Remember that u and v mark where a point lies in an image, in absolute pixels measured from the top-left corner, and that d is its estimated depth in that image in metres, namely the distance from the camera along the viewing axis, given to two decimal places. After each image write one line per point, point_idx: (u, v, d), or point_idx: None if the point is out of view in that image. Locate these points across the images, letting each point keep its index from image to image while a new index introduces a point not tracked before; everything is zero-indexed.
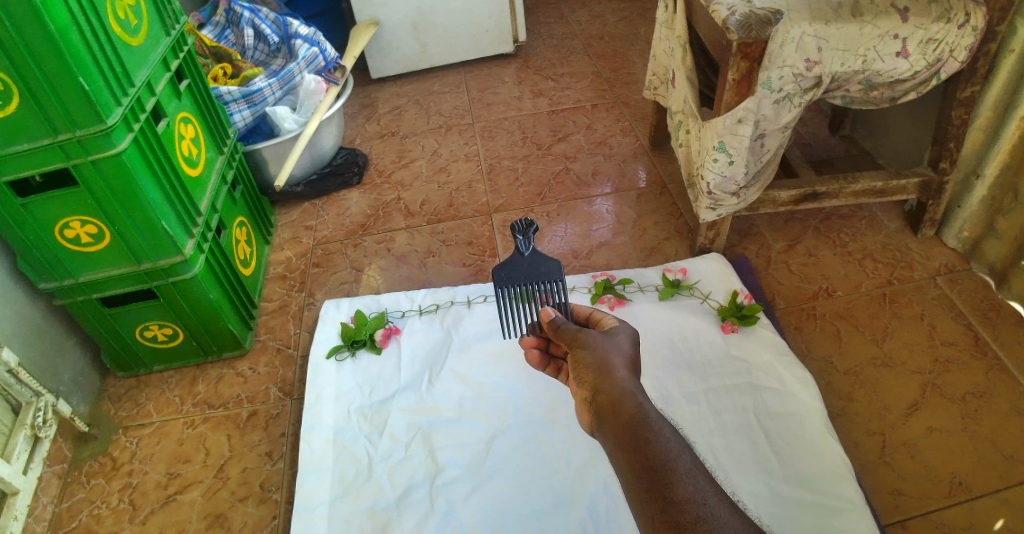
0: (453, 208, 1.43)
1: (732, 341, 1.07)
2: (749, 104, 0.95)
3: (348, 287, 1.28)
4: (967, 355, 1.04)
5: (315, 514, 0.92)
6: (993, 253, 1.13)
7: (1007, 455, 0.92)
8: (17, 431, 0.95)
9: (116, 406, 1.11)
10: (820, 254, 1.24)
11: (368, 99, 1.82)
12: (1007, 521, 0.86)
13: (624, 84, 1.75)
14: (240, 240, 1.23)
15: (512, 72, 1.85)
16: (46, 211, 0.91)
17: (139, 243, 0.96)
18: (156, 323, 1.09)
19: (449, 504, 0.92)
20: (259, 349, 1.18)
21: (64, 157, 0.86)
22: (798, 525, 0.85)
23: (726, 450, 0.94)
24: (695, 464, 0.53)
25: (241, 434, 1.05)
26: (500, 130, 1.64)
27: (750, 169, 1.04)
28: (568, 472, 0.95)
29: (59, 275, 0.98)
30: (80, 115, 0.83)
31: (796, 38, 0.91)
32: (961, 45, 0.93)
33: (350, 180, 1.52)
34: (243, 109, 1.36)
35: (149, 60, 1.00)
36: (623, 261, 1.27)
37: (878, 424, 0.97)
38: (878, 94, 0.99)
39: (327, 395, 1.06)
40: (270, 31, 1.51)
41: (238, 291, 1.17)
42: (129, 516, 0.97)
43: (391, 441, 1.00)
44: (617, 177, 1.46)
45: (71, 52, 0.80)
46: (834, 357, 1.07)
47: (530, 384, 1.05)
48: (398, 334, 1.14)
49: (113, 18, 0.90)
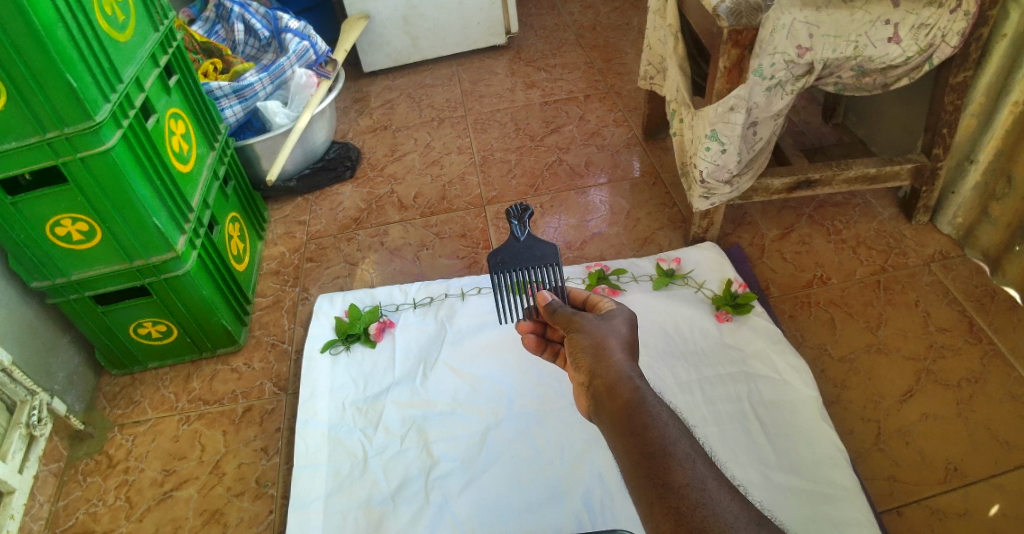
0: (446, 201, 1.42)
1: (726, 330, 1.07)
2: (741, 92, 0.94)
3: (342, 282, 1.28)
4: (961, 341, 1.04)
5: (311, 510, 0.92)
6: (987, 238, 1.13)
7: (1002, 441, 0.92)
8: (12, 430, 0.95)
9: (110, 404, 1.11)
10: (813, 243, 1.24)
11: (359, 93, 1.81)
12: (1004, 508, 0.86)
13: (616, 74, 1.75)
14: (232, 236, 1.23)
15: (504, 64, 1.85)
16: (35, 210, 0.90)
17: (130, 240, 0.96)
18: (149, 321, 1.08)
19: (444, 498, 0.92)
20: (253, 344, 1.18)
21: (53, 155, 0.85)
22: (793, 514, 0.85)
23: (721, 439, 0.94)
24: (693, 447, 0.53)
25: (236, 430, 1.05)
26: (493, 122, 1.64)
27: (743, 157, 1.04)
28: (562, 464, 0.95)
29: (50, 274, 0.98)
30: (66, 111, 0.82)
31: (787, 24, 0.90)
32: (954, 30, 0.91)
33: (342, 175, 1.52)
34: (234, 104, 1.36)
35: (138, 56, 0.99)
36: (617, 252, 1.27)
37: (872, 411, 0.97)
38: (870, 80, 0.98)
39: (322, 390, 1.06)
40: (260, 26, 1.50)
41: (232, 287, 1.17)
42: (125, 514, 0.97)
43: (386, 436, 1.00)
44: (610, 167, 1.46)
45: (59, 50, 0.79)
46: (828, 345, 1.07)
47: (524, 376, 1.05)
48: (392, 326, 1.14)
49: (100, 14, 0.90)
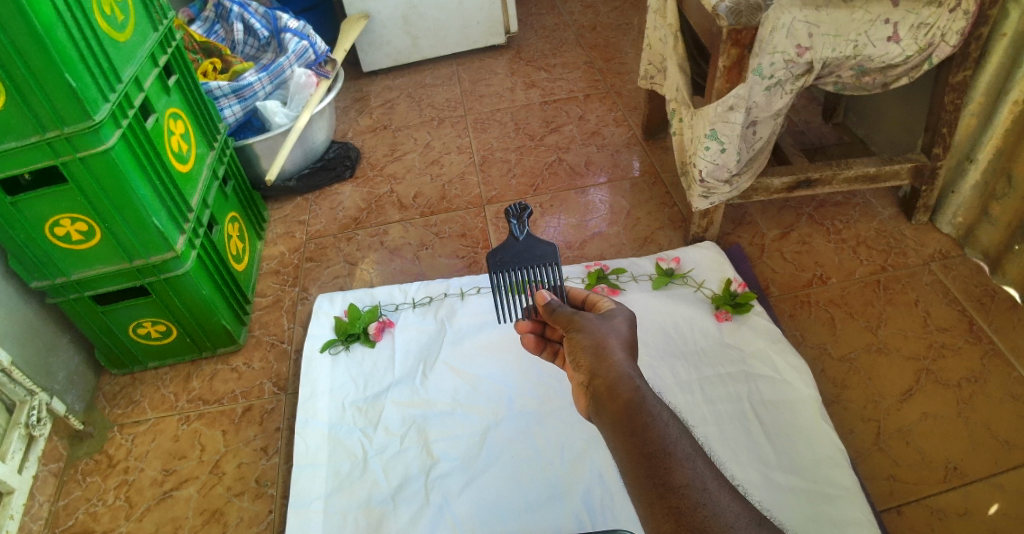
0: (446, 201, 1.42)
1: (726, 330, 1.07)
2: (740, 91, 0.94)
3: (341, 281, 1.28)
4: (961, 340, 1.04)
5: (311, 509, 0.92)
6: (987, 238, 1.13)
7: (1002, 441, 0.92)
8: (12, 430, 0.95)
9: (110, 404, 1.11)
10: (813, 242, 1.24)
11: (359, 93, 1.81)
12: (1004, 507, 0.86)
13: (616, 74, 1.75)
14: (232, 236, 1.23)
15: (504, 63, 1.85)
16: (34, 209, 0.90)
17: (130, 240, 0.96)
18: (148, 321, 1.08)
19: (444, 498, 0.92)
20: (253, 344, 1.18)
21: (53, 155, 0.85)
22: (793, 514, 0.85)
23: (721, 438, 0.94)
24: (693, 447, 0.53)
25: (235, 430, 1.05)
26: (493, 121, 1.64)
27: (743, 156, 1.04)
28: (562, 464, 0.95)
29: (50, 274, 0.98)
30: (66, 111, 0.82)
31: (787, 24, 0.90)
32: (954, 29, 0.91)
33: (342, 174, 1.51)
34: (233, 104, 1.36)
35: (137, 56, 0.99)
36: (616, 251, 1.27)
37: (872, 411, 0.97)
38: (870, 79, 0.98)
39: (322, 389, 1.06)
40: (259, 25, 1.50)
41: (231, 287, 1.17)
42: (125, 514, 0.97)
43: (386, 435, 1.00)
44: (610, 167, 1.46)
45: (59, 50, 0.79)
46: (828, 345, 1.07)
47: (524, 376, 1.05)
48: (392, 326, 1.14)
49: (99, 13, 0.90)
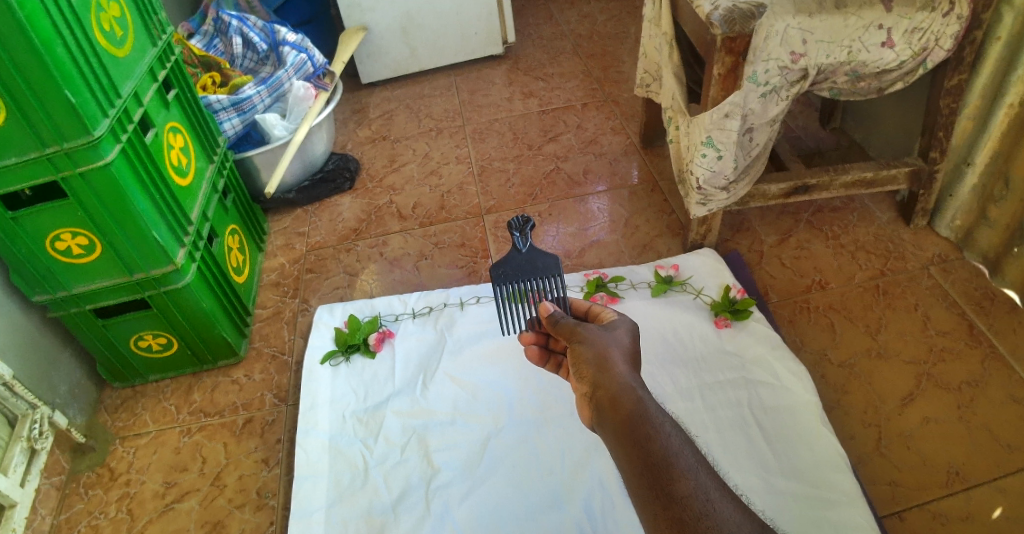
0: (445, 211, 1.43)
1: (726, 337, 1.07)
2: (735, 98, 0.95)
3: (341, 293, 1.28)
4: (961, 343, 1.04)
5: (313, 519, 0.92)
6: (985, 241, 1.13)
7: (1005, 445, 0.91)
8: (15, 443, 0.96)
9: (112, 417, 1.12)
10: (812, 247, 1.24)
11: (358, 104, 1.83)
12: (1007, 510, 0.85)
13: (613, 82, 1.76)
14: (232, 248, 1.23)
15: (502, 73, 1.86)
16: (36, 224, 0.91)
17: (130, 252, 0.96)
18: (149, 333, 1.09)
19: (445, 506, 0.92)
20: (254, 356, 1.18)
21: (53, 170, 0.86)
22: (794, 519, 0.85)
23: (721, 444, 0.94)
24: (696, 458, 0.53)
25: (237, 442, 1.05)
26: (491, 131, 1.65)
27: (739, 163, 1.04)
28: (562, 471, 0.95)
29: (52, 288, 0.98)
30: (67, 126, 0.83)
31: (781, 31, 0.91)
32: (947, 34, 0.92)
33: (341, 186, 1.52)
34: (232, 117, 1.36)
35: (137, 71, 1.00)
36: (615, 259, 1.27)
37: (873, 416, 0.97)
38: (865, 85, 0.98)
39: (323, 400, 1.06)
40: (258, 38, 1.51)
41: (231, 299, 1.17)
42: (127, 526, 0.97)
43: (386, 445, 1.00)
44: (608, 175, 1.46)
45: (58, 65, 0.80)
46: (828, 350, 1.06)
47: (524, 384, 1.05)
48: (391, 337, 1.14)
49: (99, 30, 0.91)
